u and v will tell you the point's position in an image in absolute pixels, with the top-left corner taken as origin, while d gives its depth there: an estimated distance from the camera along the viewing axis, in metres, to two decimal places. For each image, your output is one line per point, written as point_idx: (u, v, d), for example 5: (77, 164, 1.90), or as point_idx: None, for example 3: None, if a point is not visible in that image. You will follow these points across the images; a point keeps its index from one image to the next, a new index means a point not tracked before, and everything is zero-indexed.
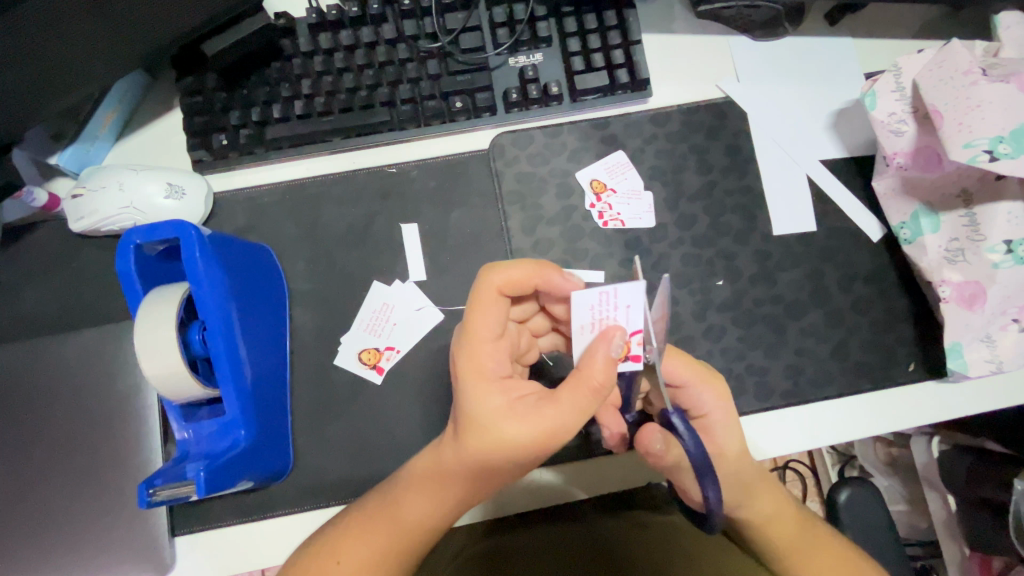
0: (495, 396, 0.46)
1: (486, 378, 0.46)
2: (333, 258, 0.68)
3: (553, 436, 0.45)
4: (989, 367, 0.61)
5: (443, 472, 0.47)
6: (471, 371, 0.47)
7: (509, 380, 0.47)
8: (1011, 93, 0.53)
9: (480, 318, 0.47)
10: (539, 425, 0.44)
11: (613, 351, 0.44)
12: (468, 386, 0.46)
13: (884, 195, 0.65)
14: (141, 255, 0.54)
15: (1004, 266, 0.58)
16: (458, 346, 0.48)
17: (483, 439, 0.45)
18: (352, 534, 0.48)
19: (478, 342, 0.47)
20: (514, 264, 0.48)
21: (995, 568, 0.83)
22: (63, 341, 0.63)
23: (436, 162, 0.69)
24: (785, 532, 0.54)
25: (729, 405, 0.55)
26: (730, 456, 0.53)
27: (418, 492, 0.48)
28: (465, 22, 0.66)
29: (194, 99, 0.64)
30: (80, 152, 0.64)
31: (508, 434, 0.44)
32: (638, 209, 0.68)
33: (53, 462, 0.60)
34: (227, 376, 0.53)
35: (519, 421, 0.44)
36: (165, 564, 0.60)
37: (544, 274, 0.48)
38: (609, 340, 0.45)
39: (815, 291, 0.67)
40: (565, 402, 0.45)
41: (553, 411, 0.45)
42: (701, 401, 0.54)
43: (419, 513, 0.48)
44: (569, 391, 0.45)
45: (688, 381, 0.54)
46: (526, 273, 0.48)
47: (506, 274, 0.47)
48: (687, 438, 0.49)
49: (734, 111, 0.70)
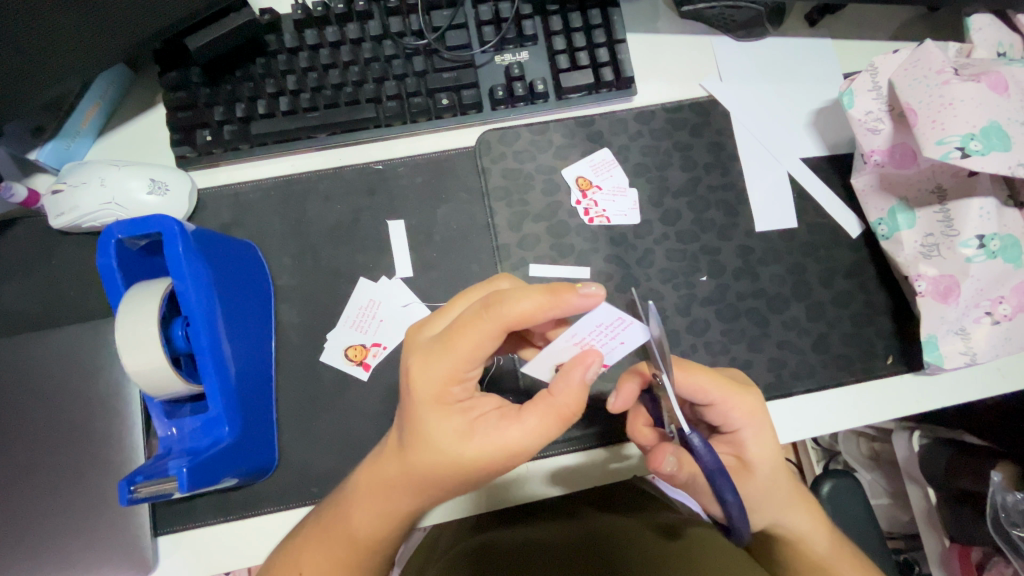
0: (454, 420, 0.44)
1: (445, 401, 0.45)
2: (319, 254, 0.68)
3: (512, 458, 0.45)
4: (964, 359, 0.62)
5: (389, 487, 0.47)
6: (430, 395, 0.44)
7: (469, 399, 0.46)
8: (980, 93, 0.55)
9: (464, 344, 0.43)
10: (499, 449, 0.44)
11: (588, 375, 0.45)
12: (426, 409, 0.44)
13: (862, 191, 0.66)
14: (122, 250, 0.54)
15: (977, 260, 0.60)
16: (419, 365, 0.45)
17: (438, 461, 0.44)
18: (313, 541, 0.49)
19: (448, 369, 0.44)
20: (525, 296, 0.42)
21: (975, 559, 0.85)
22: (44, 336, 0.62)
23: (423, 158, 0.69)
24: (810, 546, 0.55)
25: (762, 418, 0.53)
26: (759, 477, 0.53)
27: (368, 506, 0.48)
28: (451, 20, 0.66)
29: (178, 94, 0.64)
30: (60, 147, 0.64)
31: (466, 457, 0.44)
32: (623, 206, 0.69)
33: (32, 460, 0.60)
34: (210, 372, 0.53)
35: (480, 447, 0.44)
36: (149, 563, 0.59)
37: (559, 306, 0.43)
38: (586, 364, 0.45)
39: (796, 286, 0.68)
40: (531, 426, 0.44)
41: (518, 435, 0.44)
42: (731, 418, 0.52)
43: (370, 529, 0.48)
44: (538, 414, 0.45)
45: (716, 398, 0.51)
46: (538, 305, 0.42)
47: (517, 308, 0.41)
48: (708, 461, 0.45)
49: (717, 110, 0.72)
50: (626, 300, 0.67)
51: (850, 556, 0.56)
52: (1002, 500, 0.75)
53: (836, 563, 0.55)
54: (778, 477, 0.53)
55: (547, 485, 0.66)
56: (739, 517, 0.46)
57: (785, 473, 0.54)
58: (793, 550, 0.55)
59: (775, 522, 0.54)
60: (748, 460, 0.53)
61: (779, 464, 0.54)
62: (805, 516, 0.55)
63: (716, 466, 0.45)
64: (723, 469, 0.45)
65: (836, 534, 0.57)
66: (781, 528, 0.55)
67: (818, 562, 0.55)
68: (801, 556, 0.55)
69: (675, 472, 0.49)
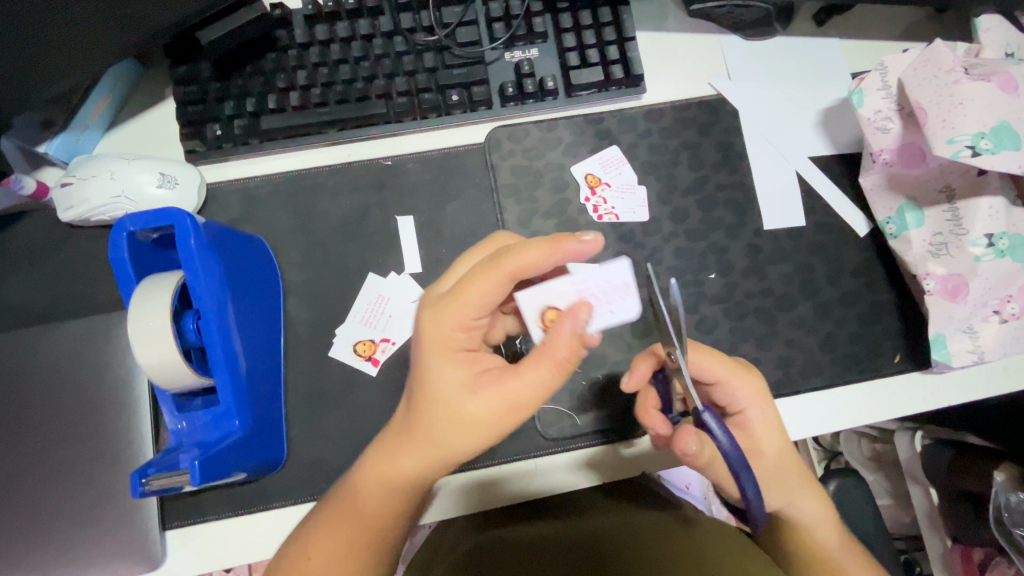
0: (459, 371, 0.45)
1: (452, 351, 0.45)
2: (329, 250, 0.68)
3: (514, 413, 0.44)
4: (971, 358, 0.62)
5: (395, 450, 0.47)
6: (437, 343, 0.45)
7: (474, 353, 0.46)
8: (990, 92, 0.56)
9: (467, 290, 0.44)
10: (500, 401, 0.44)
11: (578, 326, 0.45)
12: (432, 358, 0.45)
13: (871, 190, 0.67)
14: (134, 242, 0.54)
15: (986, 259, 0.60)
16: (428, 314, 0.46)
17: (439, 414, 0.44)
18: (324, 532, 0.48)
19: (455, 315, 0.45)
20: (531, 245, 0.44)
21: (976, 559, 0.85)
22: (53, 330, 0.62)
23: (432, 155, 0.69)
24: (819, 534, 0.54)
25: (768, 400, 0.53)
26: (769, 455, 0.52)
27: (372, 471, 0.47)
28: (462, 17, 0.66)
29: (189, 88, 0.64)
30: (69, 141, 0.64)
31: (467, 410, 0.44)
32: (632, 204, 0.69)
33: (40, 454, 0.60)
34: (222, 365, 0.53)
35: (481, 398, 0.44)
36: (156, 558, 0.59)
37: (556, 260, 0.45)
38: (576, 317, 0.45)
39: (803, 285, 0.68)
40: (530, 378, 0.44)
41: (517, 387, 0.44)
42: (737, 397, 0.53)
43: (374, 501, 0.47)
44: (534, 365, 0.44)
45: (721, 376, 0.52)
46: (539, 257, 0.44)
47: (519, 256, 0.44)
48: (724, 444, 0.45)
49: (726, 108, 0.72)
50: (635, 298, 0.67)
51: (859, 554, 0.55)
52: (1005, 499, 0.75)
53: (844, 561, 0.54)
54: (786, 458, 0.53)
55: (563, 478, 0.64)
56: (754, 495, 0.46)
57: (793, 456, 0.54)
58: (801, 540, 0.54)
59: (789, 503, 0.53)
60: (755, 439, 0.53)
61: (787, 447, 0.54)
62: (815, 502, 0.54)
63: (734, 448, 0.45)
64: (739, 449, 0.45)
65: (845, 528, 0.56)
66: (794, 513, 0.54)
67: (827, 553, 0.54)
68: (809, 548, 0.54)
69: (697, 453, 0.48)
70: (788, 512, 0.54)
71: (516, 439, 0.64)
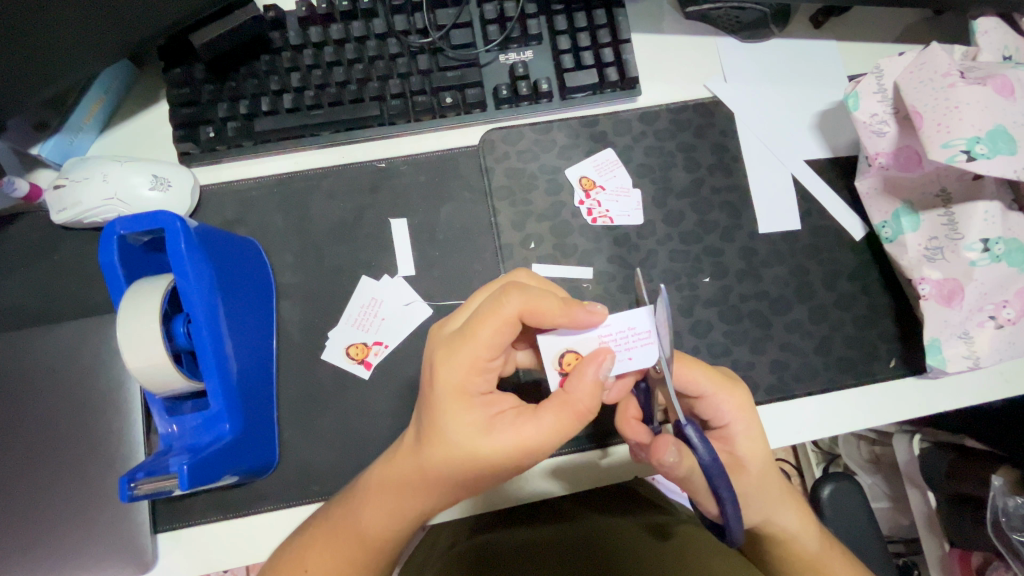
0: (474, 414, 0.44)
1: (467, 393, 0.45)
2: (322, 252, 0.68)
3: (527, 456, 0.45)
4: (966, 363, 0.61)
5: (404, 483, 0.47)
6: (452, 386, 0.44)
7: (488, 394, 0.46)
8: (986, 96, 0.55)
9: (485, 335, 0.44)
10: (516, 446, 0.44)
11: (601, 373, 0.45)
12: (446, 400, 0.44)
13: (867, 194, 0.66)
14: (125, 245, 0.54)
15: (981, 264, 0.60)
16: (442, 355, 0.45)
17: (451, 454, 0.44)
18: (319, 544, 0.49)
19: (470, 359, 0.44)
20: (545, 295, 0.44)
21: (974, 564, 0.85)
22: (46, 332, 0.62)
23: (426, 157, 0.69)
24: (800, 543, 0.54)
25: (752, 413, 0.53)
26: (752, 469, 0.52)
27: (380, 504, 0.47)
28: (456, 19, 0.66)
29: (181, 91, 0.64)
30: (62, 143, 0.64)
31: (482, 453, 0.44)
32: (626, 207, 0.69)
33: (33, 456, 0.60)
34: (212, 368, 0.53)
35: (496, 442, 0.44)
36: (147, 561, 0.59)
37: (571, 313, 0.45)
38: (599, 362, 0.45)
39: (799, 288, 0.68)
40: (546, 424, 0.44)
41: (533, 432, 0.44)
42: (721, 411, 0.53)
43: (379, 528, 0.48)
44: (552, 410, 0.45)
45: (706, 390, 0.52)
46: (555, 304, 0.44)
47: (536, 304, 0.43)
48: (705, 457, 0.47)
49: (722, 110, 0.71)
50: (628, 301, 0.67)
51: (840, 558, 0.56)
52: (1003, 504, 0.75)
53: (828, 562, 0.55)
54: (768, 471, 0.53)
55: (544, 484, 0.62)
56: (731, 511, 0.47)
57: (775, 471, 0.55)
58: (784, 550, 0.55)
59: (767, 518, 0.53)
60: (738, 454, 0.53)
61: (769, 462, 0.54)
62: (797, 517, 0.54)
63: (713, 461, 0.47)
64: (718, 463, 0.47)
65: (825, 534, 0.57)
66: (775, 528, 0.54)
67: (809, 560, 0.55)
68: (792, 556, 0.55)
69: (674, 464, 0.47)
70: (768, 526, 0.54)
71: None
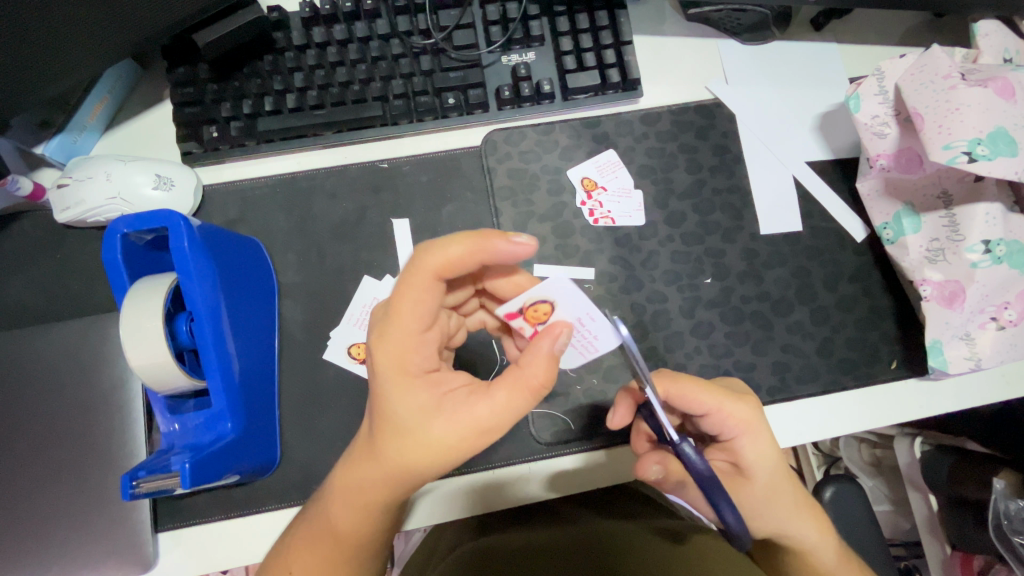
0: (420, 396, 0.44)
1: (409, 374, 0.44)
2: (324, 252, 0.68)
3: (484, 436, 0.44)
4: (968, 365, 0.61)
5: (363, 478, 0.46)
6: (393, 368, 0.44)
7: (433, 373, 0.45)
8: (987, 98, 0.55)
9: (408, 305, 0.44)
10: (469, 426, 0.43)
11: (557, 347, 0.45)
12: (389, 382, 0.44)
13: (868, 196, 0.66)
14: (128, 243, 0.54)
15: (983, 266, 0.59)
16: (377, 339, 0.45)
17: (407, 442, 0.43)
18: (302, 546, 0.49)
19: (402, 334, 0.44)
20: (453, 241, 0.43)
21: (976, 566, 0.85)
22: (48, 330, 0.62)
23: (429, 157, 0.69)
24: (808, 546, 0.54)
25: (761, 427, 0.52)
26: (757, 480, 0.52)
27: (344, 500, 0.47)
28: (459, 20, 0.66)
29: (185, 90, 0.64)
30: (67, 142, 0.64)
31: (436, 436, 0.43)
32: (628, 208, 0.69)
33: (34, 454, 0.60)
34: (214, 367, 0.53)
35: (447, 423, 0.43)
36: (148, 560, 0.59)
37: (487, 248, 0.44)
38: (555, 336, 0.45)
39: (800, 290, 0.68)
40: (499, 400, 0.43)
41: (486, 411, 0.43)
42: (726, 427, 0.51)
43: (346, 524, 0.47)
44: (504, 387, 0.44)
45: (710, 408, 0.51)
46: (469, 253, 0.43)
47: (444, 256, 0.43)
48: (700, 470, 0.47)
49: (723, 112, 0.72)
50: (628, 302, 0.67)
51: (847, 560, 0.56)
52: (1004, 507, 0.74)
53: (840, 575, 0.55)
54: (778, 482, 0.52)
55: (541, 486, 0.63)
56: (733, 520, 0.47)
57: (787, 483, 0.53)
58: (798, 560, 0.55)
59: (777, 530, 0.53)
60: (744, 467, 0.52)
61: (779, 474, 0.52)
62: (809, 526, 0.53)
63: (706, 475, 0.47)
64: (716, 476, 0.47)
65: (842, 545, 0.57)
66: (787, 539, 0.54)
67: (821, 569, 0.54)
68: (808, 566, 0.55)
69: (662, 479, 0.51)
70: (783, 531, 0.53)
71: (511, 444, 0.64)
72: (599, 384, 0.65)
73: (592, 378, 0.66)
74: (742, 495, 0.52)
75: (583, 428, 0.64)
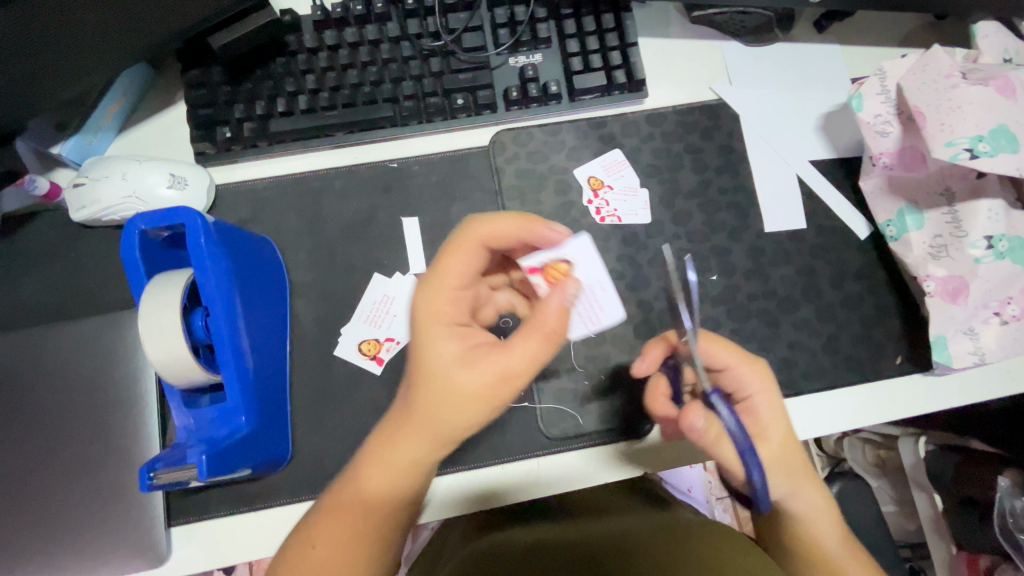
0: (450, 344, 0.44)
1: (442, 324, 0.45)
2: (335, 251, 0.69)
3: (510, 386, 0.43)
4: (972, 359, 0.62)
5: (391, 431, 0.45)
6: (428, 319, 0.44)
7: (464, 327, 0.45)
8: (988, 96, 0.57)
9: (452, 261, 0.45)
10: (494, 371, 0.42)
11: (567, 298, 0.44)
12: (422, 333, 0.45)
13: (872, 193, 0.67)
14: (145, 240, 0.55)
15: (985, 261, 0.61)
16: (418, 293, 0.46)
17: (432, 389, 0.43)
18: (322, 524, 0.47)
19: (438, 288, 0.45)
20: (504, 217, 0.47)
21: (982, 567, 0.85)
22: (63, 328, 0.63)
23: (438, 158, 0.70)
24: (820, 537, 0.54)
25: (776, 390, 0.53)
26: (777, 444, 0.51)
27: (371, 459, 0.46)
28: (467, 23, 0.68)
29: (200, 92, 0.66)
30: (82, 143, 0.65)
31: (462, 382, 0.42)
32: (634, 207, 0.70)
33: (49, 449, 0.60)
34: (229, 362, 0.53)
35: (473, 370, 0.42)
36: (161, 555, 0.60)
37: (530, 228, 0.47)
38: (564, 289, 0.45)
39: (805, 287, 0.69)
40: (520, 345, 0.43)
41: (508, 358, 0.43)
42: (745, 383, 0.52)
43: (369, 484, 0.46)
44: (523, 337, 0.43)
45: (730, 363, 0.52)
46: (512, 227, 0.47)
47: (492, 227, 0.46)
48: (732, 424, 0.47)
49: (727, 113, 0.73)
50: (636, 298, 0.68)
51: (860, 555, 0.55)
52: (1010, 505, 0.76)
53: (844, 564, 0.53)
54: (791, 449, 0.52)
55: (551, 481, 0.63)
56: (761, 482, 0.47)
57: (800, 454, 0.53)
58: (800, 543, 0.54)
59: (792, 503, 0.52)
60: (763, 430, 0.51)
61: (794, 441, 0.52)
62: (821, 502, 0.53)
63: (739, 429, 0.47)
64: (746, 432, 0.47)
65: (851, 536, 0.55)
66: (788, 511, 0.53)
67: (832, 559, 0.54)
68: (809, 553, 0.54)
69: (703, 431, 0.47)
70: (787, 501, 0.52)
71: (520, 438, 0.64)
72: (608, 380, 0.66)
73: (599, 372, 0.66)
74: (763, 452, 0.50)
75: (592, 423, 0.64)
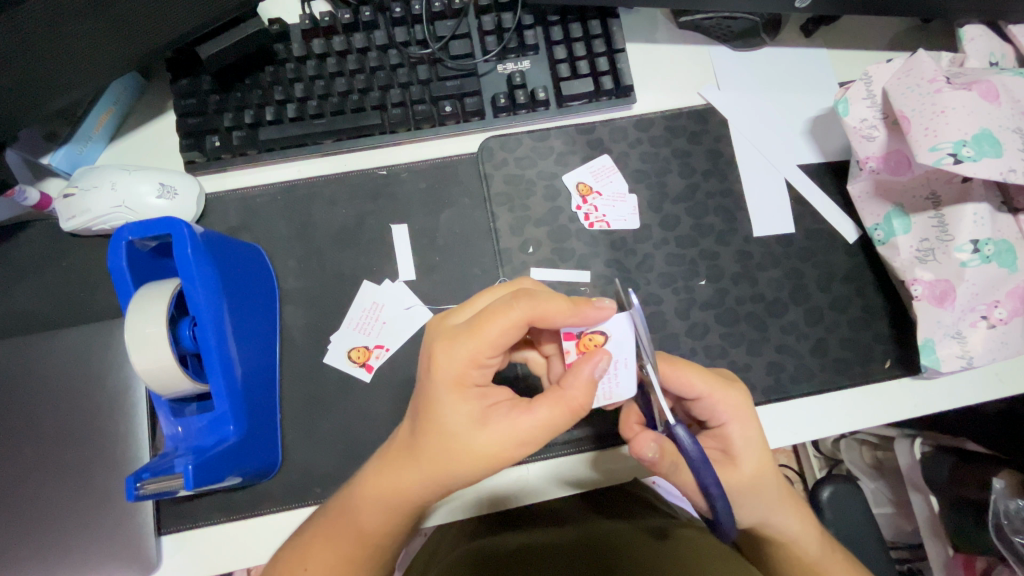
0: (470, 406, 0.45)
1: (465, 385, 0.46)
2: (324, 258, 0.69)
3: (522, 449, 0.46)
4: (960, 363, 0.62)
5: (400, 476, 0.47)
6: (451, 378, 0.45)
7: (485, 388, 0.47)
8: (972, 101, 0.57)
9: (490, 330, 0.45)
10: (511, 437, 0.45)
11: (597, 372, 0.47)
12: (443, 392, 0.45)
13: (859, 197, 0.67)
14: (132, 250, 0.55)
15: (972, 265, 0.61)
16: (442, 347, 0.46)
17: (447, 447, 0.45)
18: (319, 542, 0.50)
19: (470, 353, 0.45)
20: (553, 297, 0.47)
21: (978, 568, 0.86)
22: (51, 337, 0.63)
23: (428, 165, 0.71)
24: (801, 548, 0.56)
25: (749, 415, 0.54)
26: (745, 468, 0.53)
27: (376, 499, 0.48)
28: (454, 30, 0.68)
29: (188, 101, 0.66)
30: (73, 152, 0.66)
31: (477, 444, 0.45)
32: (623, 211, 0.70)
33: (40, 459, 0.61)
34: (216, 369, 0.54)
35: (492, 432, 0.45)
36: (152, 563, 0.60)
37: (579, 312, 0.47)
38: (595, 361, 0.47)
39: (793, 291, 0.69)
40: (542, 417, 0.45)
41: (528, 425, 0.45)
42: (717, 412, 0.53)
43: (376, 523, 0.48)
44: (547, 405, 0.46)
45: (702, 393, 0.53)
46: (560, 308, 0.47)
47: (542, 306, 0.45)
48: (693, 455, 0.48)
49: (715, 117, 0.73)
50: None
51: (840, 559, 0.57)
52: (1004, 506, 0.75)
53: (826, 565, 0.56)
54: (762, 473, 0.53)
55: (544, 486, 0.63)
56: (722, 511, 0.48)
57: (773, 475, 0.54)
58: (784, 552, 0.56)
59: (764, 518, 0.54)
60: (733, 453, 0.53)
61: (767, 463, 0.54)
62: (796, 519, 0.55)
63: (700, 461, 0.48)
64: (707, 461, 0.48)
65: (826, 536, 0.58)
66: (770, 529, 0.55)
67: (809, 563, 0.56)
68: (792, 558, 0.56)
69: (655, 459, 0.49)
70: (761, 516, 0.54)
71: None
72: None
73: None
74: (733, 480, 0.53)
75: (579, 430, 0.64)
